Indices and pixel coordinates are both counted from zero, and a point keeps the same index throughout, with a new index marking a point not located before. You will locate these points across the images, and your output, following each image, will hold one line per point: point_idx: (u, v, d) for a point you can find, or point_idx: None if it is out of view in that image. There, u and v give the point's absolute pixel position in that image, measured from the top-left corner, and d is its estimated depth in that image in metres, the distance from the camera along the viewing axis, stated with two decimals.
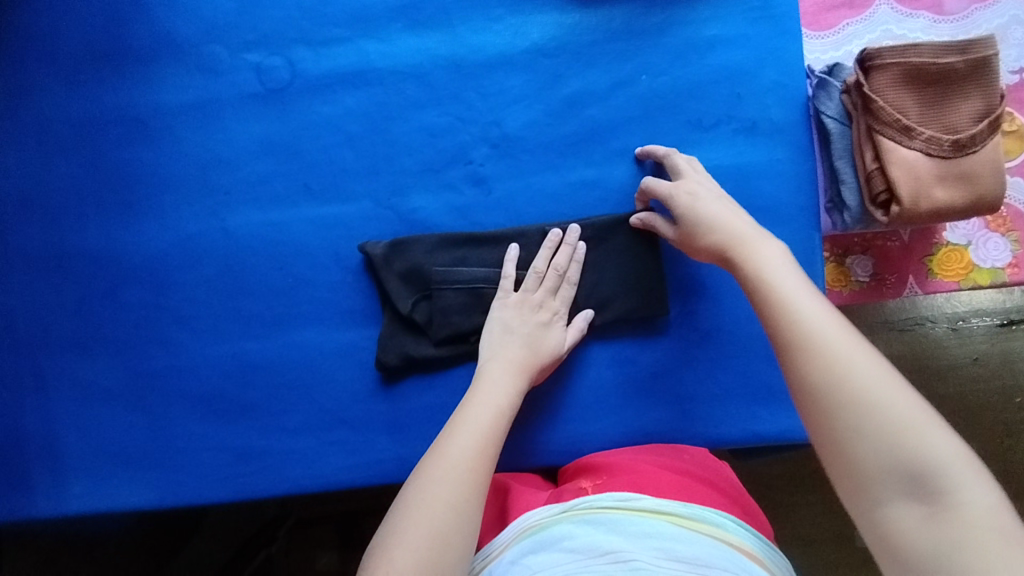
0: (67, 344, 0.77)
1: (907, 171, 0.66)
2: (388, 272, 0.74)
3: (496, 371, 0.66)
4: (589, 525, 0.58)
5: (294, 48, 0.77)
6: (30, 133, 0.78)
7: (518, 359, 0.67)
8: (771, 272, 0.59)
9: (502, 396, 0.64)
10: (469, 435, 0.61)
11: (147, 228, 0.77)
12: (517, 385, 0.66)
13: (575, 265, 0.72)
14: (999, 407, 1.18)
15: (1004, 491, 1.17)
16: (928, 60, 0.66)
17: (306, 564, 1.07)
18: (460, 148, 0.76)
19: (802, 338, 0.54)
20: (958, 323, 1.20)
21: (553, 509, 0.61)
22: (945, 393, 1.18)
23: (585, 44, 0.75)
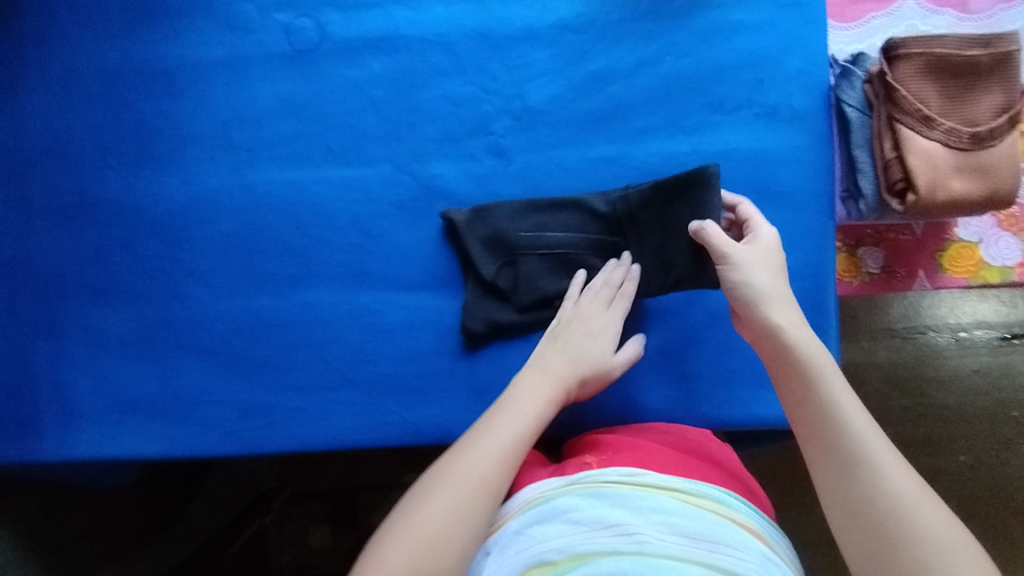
0: (81, 292, 0.78)
1: (925, 160, 0.66)
2: (472, 238, 0.74)
3: (534, 385, 0.66)
4: (594, 497, 0.59)
5: (323, 10, 0.78)
6: (58, 81, 0.79)
7: (558, 372, 0.67)
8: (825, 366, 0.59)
9: (533, 406, 0.64)
10: (492, 444, 0.61)
11: (168, 181, 0.77)
12: (551, 395, 0.66)
13: (621, 298, 0.71)
14: (994, 419, 1.19)
15: (998, 501, 1.17)
16: (952, 51, 0.67)
17: (297, 538, 1.12)
18: (483, 118, 0.76)
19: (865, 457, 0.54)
20: (960, 334, 1.21)
21: (557, 482, 0.62)
22: (943, 401, 1.19)
23: (612, 22, 0.76)
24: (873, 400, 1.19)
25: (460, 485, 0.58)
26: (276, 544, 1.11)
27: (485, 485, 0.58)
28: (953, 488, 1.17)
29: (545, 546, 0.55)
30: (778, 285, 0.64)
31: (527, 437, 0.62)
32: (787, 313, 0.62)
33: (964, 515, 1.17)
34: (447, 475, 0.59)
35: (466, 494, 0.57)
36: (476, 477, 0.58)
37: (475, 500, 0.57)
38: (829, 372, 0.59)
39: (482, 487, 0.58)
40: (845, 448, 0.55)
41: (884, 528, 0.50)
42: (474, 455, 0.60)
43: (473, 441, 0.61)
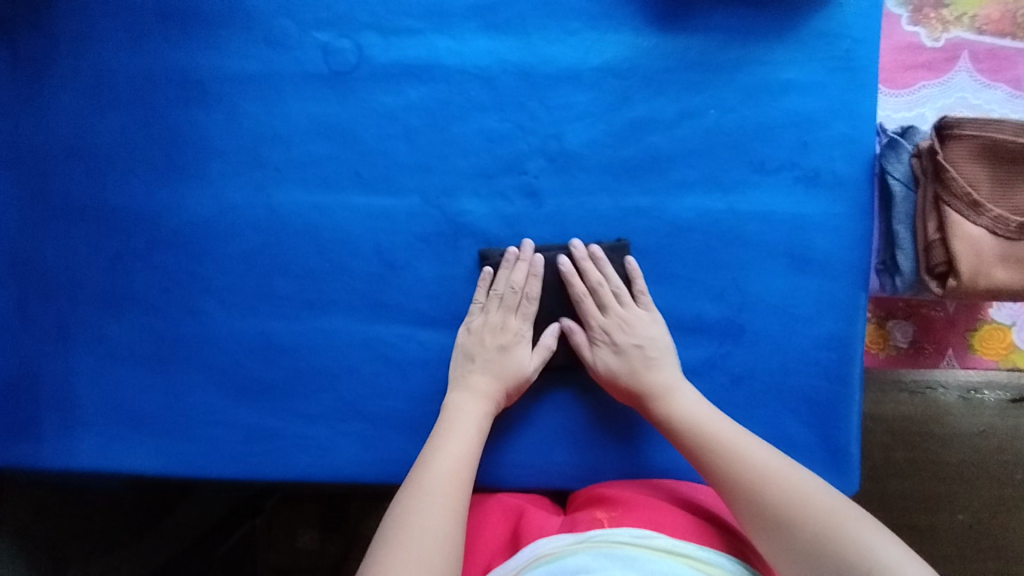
0: (94, 299, 0.76)
1: (970, 247, 0.64)
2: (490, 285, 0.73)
3: (463, 404, 0.69)
4: (606, 558, 0.57)
5: (364, 33, 0.76)
6: (88, 81, 0.77)
7: (486, 391, 0.69)
8: (677, 406, 0.67)
9: (471, 428, 0.67)
10: (447, 461, 0.63)
11: (191, 192, 0.76)
12: (483, 414, 0.68)
13: (532, 278, 0.73)
14: (1000, 482, 1.18)
15: (993, 566, 1.17)
16: (1008, 137, 0.64)
17: (285, 537, 1.09)
18: (518, 156, 0.75)
19: (725, 469, 0.62)
20: (969, 392, 1.19)
21: (567, 540, 0.61)
22: (948, 461, 1.18)
23: (658, 69, 0.74)
24: (878, 454, 1.18)
25: (415, 535, 0.56)
26: (263, 548, 1.08)
27: (449, 496, 0.60)
28: (952, 548, 1.17)
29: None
30: (645, 362, 0.70)
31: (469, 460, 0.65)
32: (654, 374, 0.70)
33: None
34: (414, 499, 0.59)
35: (438, 511, 0.59)
36: (441, 494, 0.60)
37: (445, 516, 0.58)
38: (701, 418, 0.66)
39: (439, 528, 0.57)
40: (720, 464, 0.62)
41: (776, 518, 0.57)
42: (432, 475, 0.62)
43: (427, 465, 0.63)
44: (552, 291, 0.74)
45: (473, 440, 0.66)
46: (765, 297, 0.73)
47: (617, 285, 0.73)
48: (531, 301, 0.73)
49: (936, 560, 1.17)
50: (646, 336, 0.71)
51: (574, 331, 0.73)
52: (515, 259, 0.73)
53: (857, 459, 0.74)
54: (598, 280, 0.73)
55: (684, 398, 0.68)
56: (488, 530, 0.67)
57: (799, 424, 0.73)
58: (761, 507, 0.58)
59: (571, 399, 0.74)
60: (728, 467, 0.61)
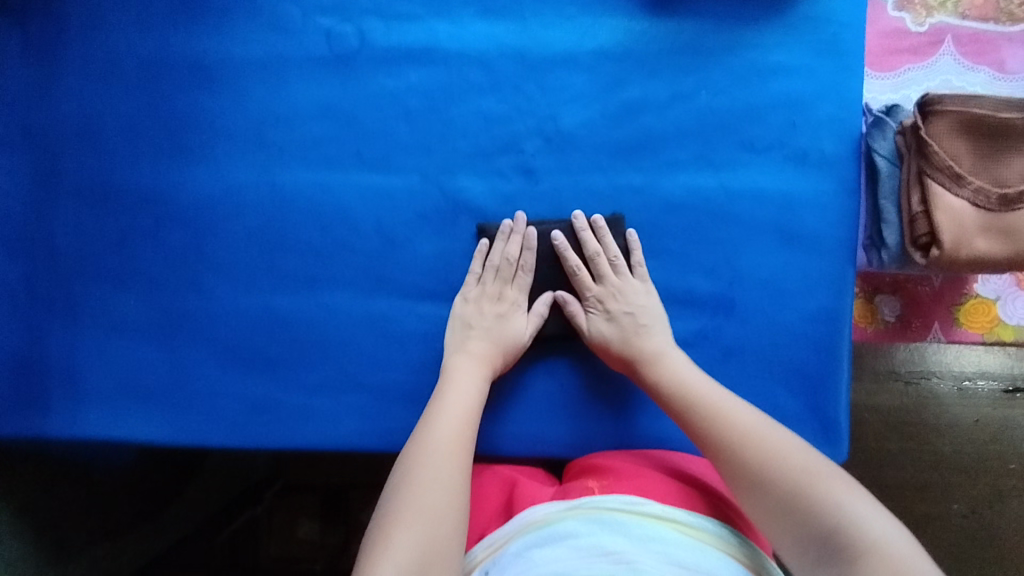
0: (102, 275, 0.78)
1: (952, 218, 0.66)
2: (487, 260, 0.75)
3: (461, 368, 0.71)
4: (594, 524, 0.59)
5: (366, 17, 0.78)
6: (97, 63, 0.79)
7: (483, 355, 0.72)
8: (666, 371, 0.69)
9: (471, 389, 0.69)
10: (451, 419, 0.66)
11: (197, 171, 0.78)
12: (483, 377, 0.71)
13: (527, 251, 0.75)
14: (992, 471, 1.21)
15: (989, 554, 1.20)
16: (988, 112, 0.67)
17: (286, 528, 1.14)
18: (515, 136, 0.77)
19: (709, 427, 0.63)
20: (964, 382, 1.23)
21: (558, 506, 0.63)
22: (942, 451, 1.22)
23: (651, 52, 0.77)
24: (872, 443, 1.22)
25: (425, 491, 0.58)
26: (263, 535, 1.14)
27: (457, 452, 0.63)
28: (944, 536, 1.20)
29: (542, 568, 0.55)
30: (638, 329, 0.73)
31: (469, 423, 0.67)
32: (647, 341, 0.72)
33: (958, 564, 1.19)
34: (423, 455, 0.62)
35: (448, 465, 0.61)
36: (448, 452, 0.63)
37: (455, 469, 0.61)
38: (687, 382, 0.68)
39: (449, 484, 0.59)
40: (705, 423, 0.64)
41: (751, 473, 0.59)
42: (438, 434, 0.64)
43: (430, 424, 0.66)
44: (548, 266, 0.77)
45: (474, 399, 0.69)
46: (755, 272, 0.75)
47: (611, 255, 0.75)
48: (528, 272, 0.75)
49: (927, 547, 1.21)
50: (638, 305, 0.73)
51: (569, 301, 0.75)
52: (510, 232, 0.76)
53: (846, 430, 0.76)
54: (595, 251, 0.75)
55: (674, 363, 0.70)
56: (486, 499, 0.70)
57: (789, 396, 0.75)
58: (740, 461, 0.60)
59: (566, 371, 0.76)
60: (710, 426, 0.63)
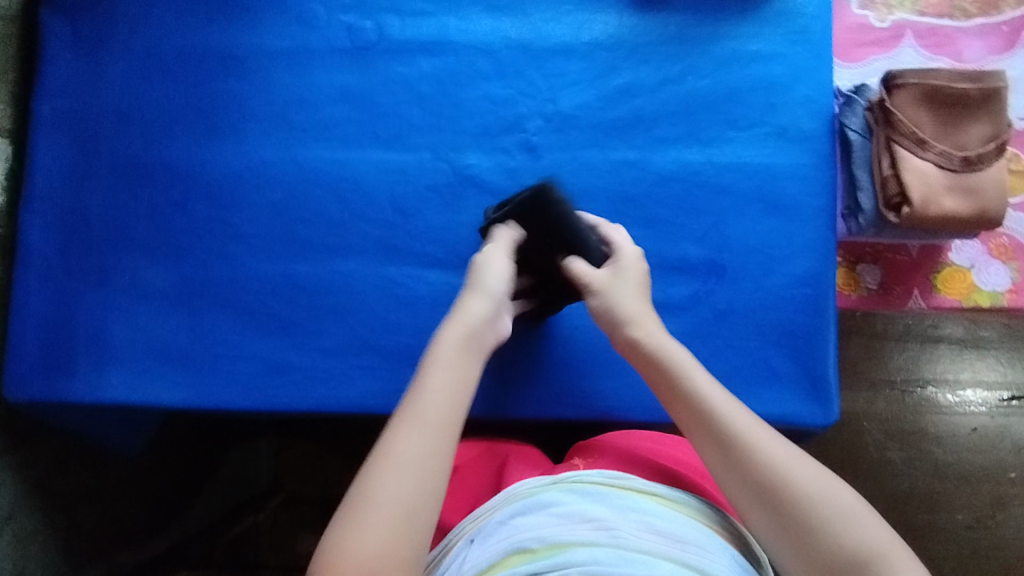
0: (132, 246, 0.83)
1: (919, 178, 0.72)
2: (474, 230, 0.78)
3: (458, 355, 0.63)
4: (576, 494, 0.62)
5: (384, 15, 0.87)
6: (139, 55, 0.87)
7: (460, 361, 0.63)
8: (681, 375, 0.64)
9: (446, 401, 0.60)
10: (422, 436, 0.58)
11: (226, 150, 0.85)
12: (463, 383, 0.62)
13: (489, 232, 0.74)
14: (993, 479, 1.27)
15: (994, 563, 1.25)
16: (944, 83, 0.74)
17: (286, 541, 1.14)
18: (518, 118, 0.84)
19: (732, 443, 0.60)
20: (958, 393, 1.30)
21: (542, 479, 0.65)
22: (944, 459, 1.28)
23: (640, 44, 0.85)
24: (874, 452, 1.28)
25: (375, 530, 0.53)
26: (264, 545, 1.14)
27: (426, 476, 0.56)
28: (952, 546, 1.25)
29: (526, 535, 0.58)
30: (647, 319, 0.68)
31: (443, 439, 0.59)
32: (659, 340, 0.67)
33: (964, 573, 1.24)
34: (383, 475, 0.56)
35: (407, 499, 0.55)
36: (415, 476, 0.56)
37: (440, 472, 0.57)
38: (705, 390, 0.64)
39: (399, 521, 0.54)
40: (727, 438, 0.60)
41: (778, 499, 0.57)
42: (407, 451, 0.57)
43: (424, 413, 0.59)
44: None
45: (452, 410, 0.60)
46: (743, 240, 0.81)
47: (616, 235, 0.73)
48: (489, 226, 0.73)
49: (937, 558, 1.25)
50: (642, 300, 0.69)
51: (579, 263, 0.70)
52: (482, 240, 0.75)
53: (836, 390, 0.79)
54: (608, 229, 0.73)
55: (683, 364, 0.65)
56: (483, 469, 0.75)
57: (781, 355, 0.79)
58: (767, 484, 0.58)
59: (568, 333, 0.80)
60: (734, 442, 0.60)
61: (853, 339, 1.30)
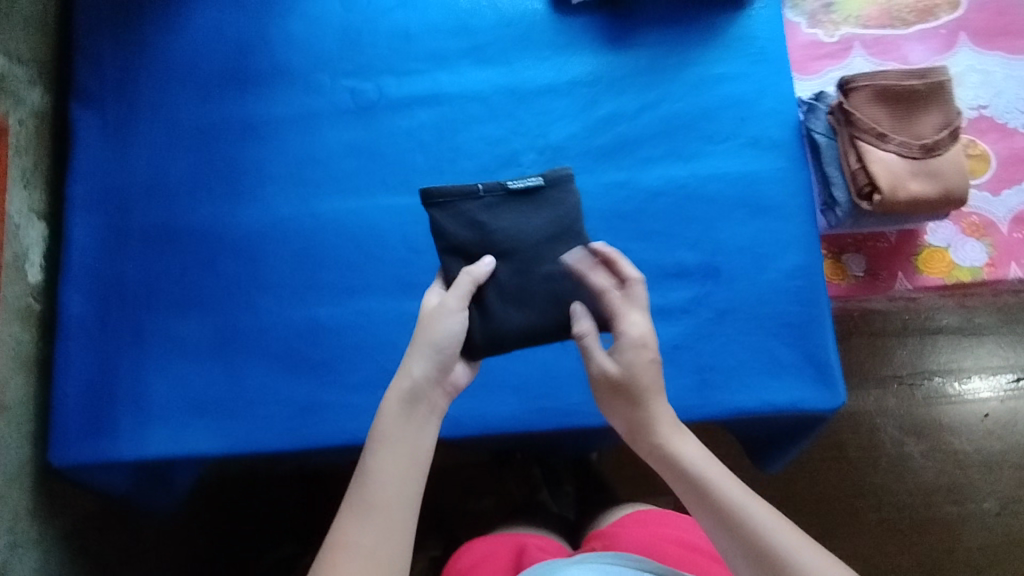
0: (165, 306, 0.89)
1: (885, 167, 0.79)
2: (451, 246, 0.75)
3: (403, 430, 0.63)
4: (586, 568, 0.68)
5: (383, 76, 0.95)
6: (162, 133, 0.95)
7: (412, 435, 0.63)
8: (693, 462, 0.63)
9: (398, 477, 0.61)
10: (375, 513, 0.58)
11: (247, 210, 0.92)
12: (417, 455, 0.62)
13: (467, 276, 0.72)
14: (1014, 465, 1.30)
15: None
16: (894, 82, 0.81)
17: None
18: (512, 154, 0.92)
19: (745, 533, 0.58)
20: (964, 381, 1.34)
21: (559, 561, 0.71)
22: (962, 449, 1.31)
23: (616, 77, 0.93)
24: (892, 449, 1.31)
25: None
26: None
27: (380, 553, 0.57)
28: (982, 537, 1.27)
29: None
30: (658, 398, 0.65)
31: (399, 514, 0.59)
32: (676, 433, 0.65)
33: (999, 566, 1.26)
34: (334, 558, 0.56)
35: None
36: (366, 557, 0.56)
37: (395, 551, 0.58)
38: (719, 480, 0.62)
39: None
40: (736, 527, 0.59)
41: None
42: (360, 532, 0.58)
43: (371, 496, 0.59)
44: None
45: (406, 483, 0.60)
46: (733, 242, 0.87)
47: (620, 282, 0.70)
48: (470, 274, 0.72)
49: (969, 552, 1.27)
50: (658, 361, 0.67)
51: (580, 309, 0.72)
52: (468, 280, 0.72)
53: (839, 372, 0.83)
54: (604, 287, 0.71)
55: (691, 449, 0.64)
56: (498, 556, 0.82)
57: (783, 345, 0.83)
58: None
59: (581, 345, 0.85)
60: (743, 531, 0.58)
61: (856, 339, 1.34)
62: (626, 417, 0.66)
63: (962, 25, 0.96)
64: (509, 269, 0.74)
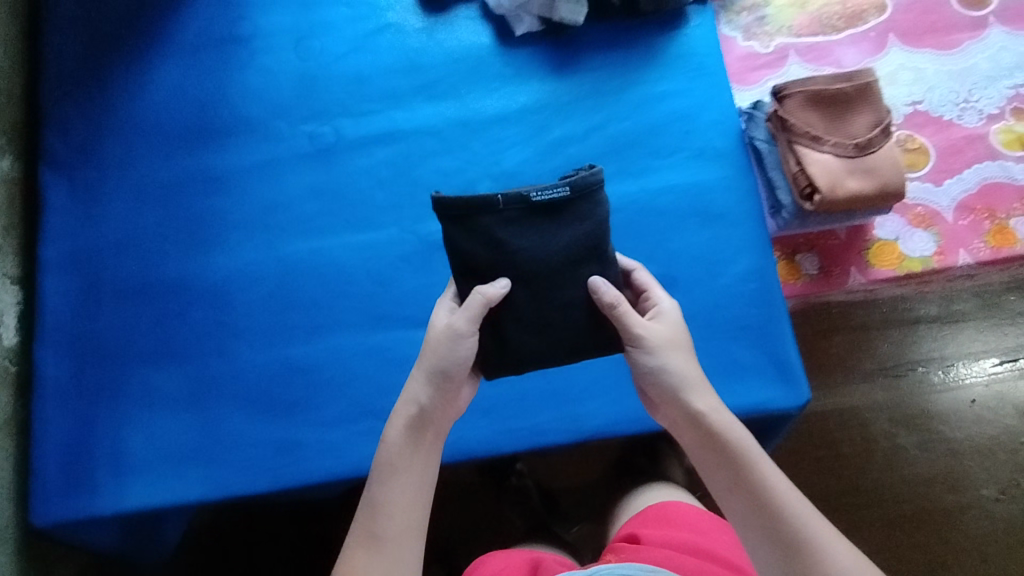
0: (139, 360, 0.91)
1: (822, 168, 0.82)
2: (462, 264, 0.70)
3: (407, 463, 0.69)
4: None
5: (339, 120, 0.99)
6: (130, 191, 0.98)
7: (412, 469, 0.69)
8: (718, 421, 0.68)
9: (405, 510, 0.67)
10: (386, 547, 0.65)
11: (215, 259, 0.94)
12: (418, 487, 0.69)
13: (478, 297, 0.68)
14: (1007, 448, 1.31)
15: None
16: (823, 87, 0.85)
17: None
18: (468, 184, 0.95)
19: (759, 487, 0.64)
20: (949, 368, 1.35)
21: None
22: (953, 436, 1.32)
23: (563, 102, 0.97)
24: (885, 442, 1.31)
25: None
26: None
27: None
28: (982, 524, 1.27)
29: None
30: (683, 360, 0.71)
31: (410, 544, 0.66)
32: (705, 397, 0.70)
33: (1003, 553, 1.26)
34: None
35: None
36: None
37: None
38: (745, 443, 0.67)
39: None
40: (750, 483, 0.65)
41: (794, 545, 0.61)
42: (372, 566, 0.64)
43: (382, 529, 0.66)
44: None
45: (412, 515, 0.67)
46: (687, 252, 0.89)
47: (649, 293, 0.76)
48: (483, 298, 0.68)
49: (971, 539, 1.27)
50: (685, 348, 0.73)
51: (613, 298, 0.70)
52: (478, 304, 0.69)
53: (800, 369, 0.84)
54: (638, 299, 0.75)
55: (717, 410, 0.69)
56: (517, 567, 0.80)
57: (744, 347, 0.85)
58: (786, 531, 0.62)
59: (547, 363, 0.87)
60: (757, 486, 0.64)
61: (837, 336, 1.34)
62: (652, 375, 0.71)
63: (891, 26, 0.99)
64: (527, 290, 0.70)
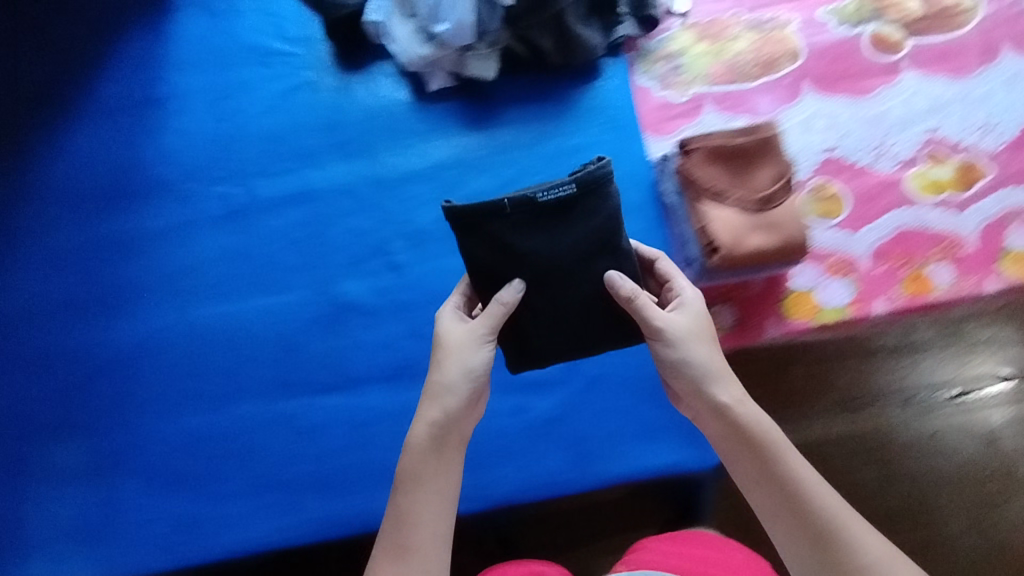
0: (42, 433, 0.88)
1: (724, 225, 0.81)
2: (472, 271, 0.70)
3: (431, 471, 0.67)
4: None
5: (253, 180, 0.98)
6: (40, 258, 0.96)
7: (442, 475, 0.67)
8: (746, 414, 0.67)
9: (431, 520, 0.66)
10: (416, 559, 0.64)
11: (124, 326, 0.92)
12: (449, 495, 0.67)
13: (496, 303, 0.68)
14: None
15: None
16: (724, 142, 0.84)
17: None
18: (380, 243, 0.94)
19: (790, 481, 0.65)
20: None
21: None
22: None
23: (477, 158, 0.96)
24: None
25: None
26: None
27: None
28: None
29: None
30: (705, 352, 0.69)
31: (439, 554, 0.65)
32: (730, 388, 0.69)
33: None
34: None
35: None
36: None
37: None
38: (773, 436, 0.67)
39: None
40: (779, 476, 0.65)
41: (832, 541, 0.62)
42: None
43: (408, 539, 0.65)
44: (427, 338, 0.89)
45: (441, 524, 0.66)
46: None
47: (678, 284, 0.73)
48: (502, 304, 0.68)
49: None
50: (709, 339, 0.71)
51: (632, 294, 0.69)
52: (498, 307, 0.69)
53: None
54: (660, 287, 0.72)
55: (744, 402, 0.68)
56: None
57: (654, 408, 0.85)
58: (819, 525, 0.63)
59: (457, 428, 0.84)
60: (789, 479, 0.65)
61: None
62: (674, 369, 0.69)
63: (804, 73, 0.99)
64: (540, 292, 0.70)
